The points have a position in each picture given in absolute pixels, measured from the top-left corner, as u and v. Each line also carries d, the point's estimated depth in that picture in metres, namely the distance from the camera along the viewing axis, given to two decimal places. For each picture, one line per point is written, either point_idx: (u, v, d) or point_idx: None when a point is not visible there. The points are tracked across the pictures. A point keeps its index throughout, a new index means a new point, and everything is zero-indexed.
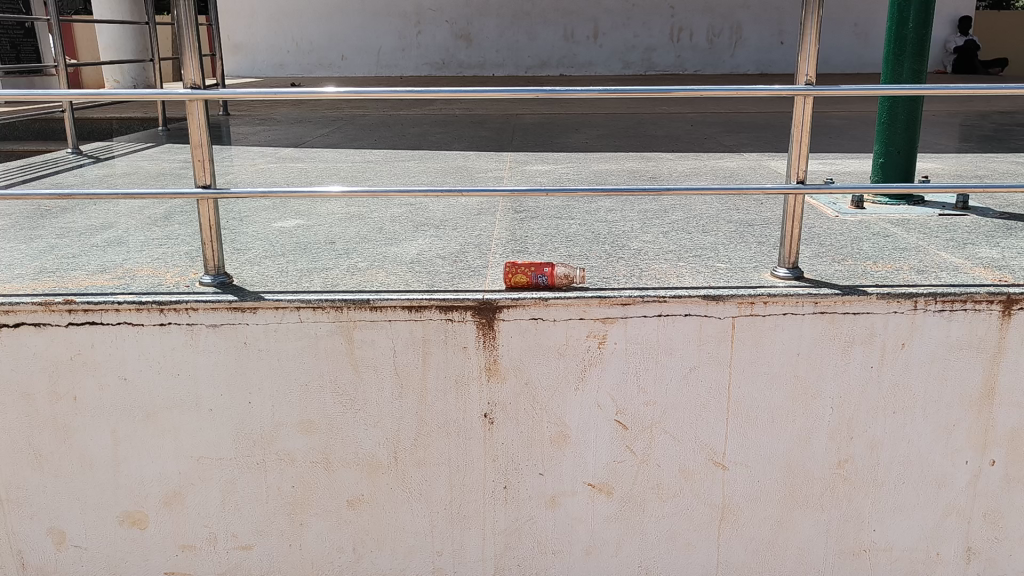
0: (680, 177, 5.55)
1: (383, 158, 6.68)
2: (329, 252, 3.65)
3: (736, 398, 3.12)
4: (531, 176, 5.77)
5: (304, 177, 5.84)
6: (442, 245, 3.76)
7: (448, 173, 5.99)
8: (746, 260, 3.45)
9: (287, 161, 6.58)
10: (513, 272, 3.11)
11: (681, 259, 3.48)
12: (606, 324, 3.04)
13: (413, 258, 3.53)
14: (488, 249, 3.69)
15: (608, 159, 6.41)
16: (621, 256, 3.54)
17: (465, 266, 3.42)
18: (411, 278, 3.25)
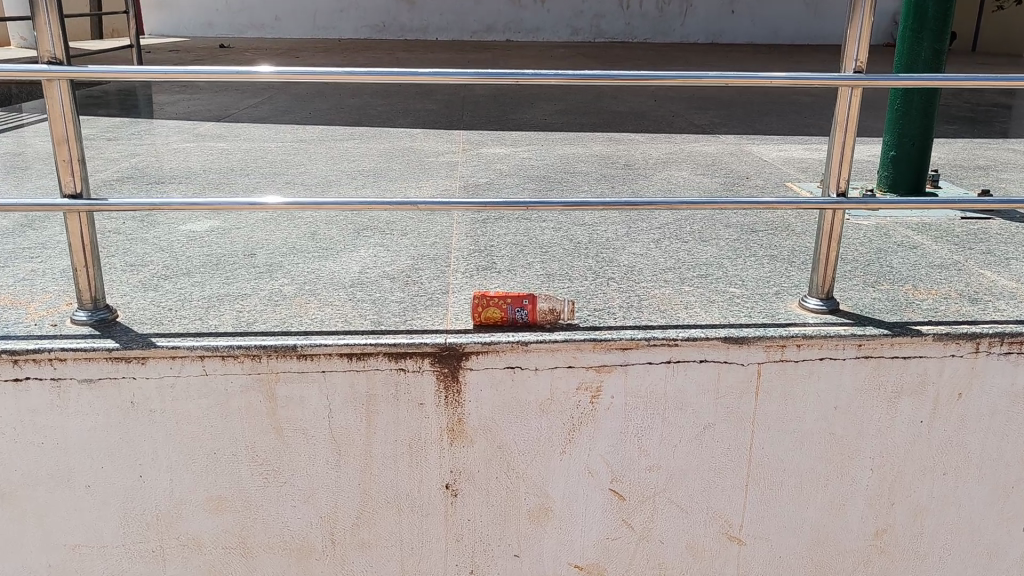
0: (660, 164, 4.91)
1: (319, 137, 5.89)
2: (247, 269, 2.92)
3: (758, 460, 2.52)
4: (490, 162, 5.05)
5: (226, 159, 5.02)
6: (389, 259, 3.06)
7: (393, 156, 5.25)
8: (763, 282, 2.85)
9: (207, 139, 5.74)
10: (484, 306, 2.45)
11: (684, 280, 2.86)
12: (601, 373, 2.41)
13: (354, 279, 2.83)
14: (447, 265, 3.01)
15: (574, 141, 5.73)
16: (611, 277, 2.89)
17: (419, 292, 2.73)
18: (351, 311, 2.56)
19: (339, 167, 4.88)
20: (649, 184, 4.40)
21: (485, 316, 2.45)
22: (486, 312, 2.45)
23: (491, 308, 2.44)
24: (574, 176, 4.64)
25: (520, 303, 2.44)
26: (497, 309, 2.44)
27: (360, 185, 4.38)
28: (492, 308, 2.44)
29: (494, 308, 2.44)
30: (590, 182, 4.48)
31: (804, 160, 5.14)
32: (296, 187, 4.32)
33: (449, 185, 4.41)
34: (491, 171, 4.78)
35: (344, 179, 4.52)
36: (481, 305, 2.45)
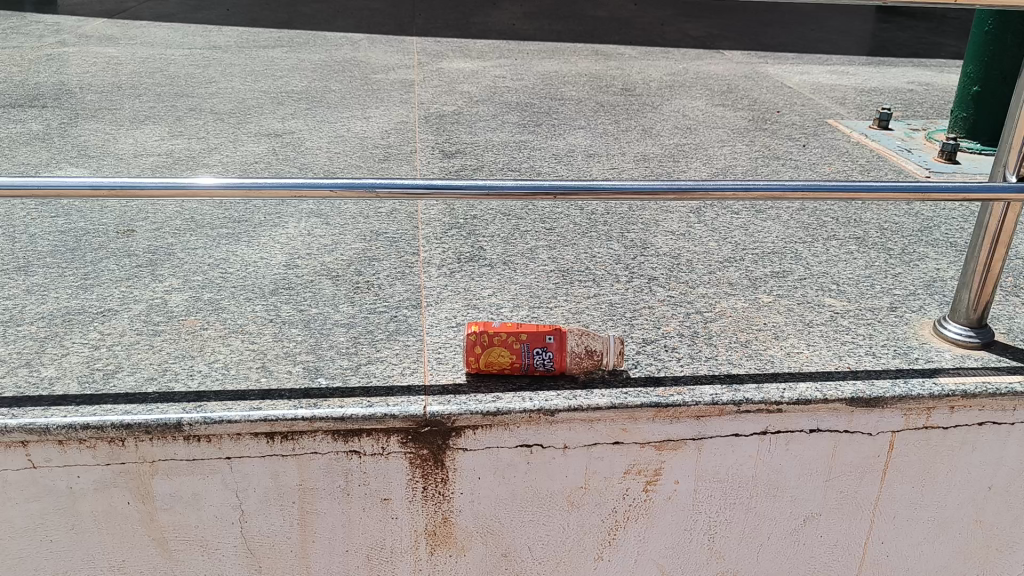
0: (664, 91, 4.00)
1: (237, 43, 4.78)
2: (117, 260, 1.97)
3: (872, 558, 1.75)
4: (454, 81, 4.06)
5: (114, 72, 3.92)
6: (330, 242, 2.14)
7: (332, 71, 4.21)
8: (865, 287, 2.04)
9: (94, 43, 4.58)
10: (486, 344, 1.57)
11: (756, 284, 2.02)
12: (662, 451, 1.57)
13: (280, 281, 1.91)
14: (415, 254, 2.10)
15: (552, 55, 4.74)
16: (652, 276, 2.03)
17: (378, 306, 1.83)
18: (273, 345, 1.64)
19: (262, 86, 3.84)
20: (659, 119, 3.50)
21: (485, 360, 1.57)
22: (488, 354, 1.57)
23: (495, 347, 1.57)
24: (563, 104, 3.69)
25: (543, 341, 1.57)
26: (505, 351, 1.57)
27: (289, 113, 3.37)
28: (497, 348, 1.57)
29: (501, 349, 1.57)
30: (585, 113, 3.56)
31: (832, 90, 4.29)
32: (203, 116, 3.29)
33: (407, 114, 3.42)
34: (456, 95, 3.80)
35: (268, 105, 3.50)
36: (477, 344, 1.57)
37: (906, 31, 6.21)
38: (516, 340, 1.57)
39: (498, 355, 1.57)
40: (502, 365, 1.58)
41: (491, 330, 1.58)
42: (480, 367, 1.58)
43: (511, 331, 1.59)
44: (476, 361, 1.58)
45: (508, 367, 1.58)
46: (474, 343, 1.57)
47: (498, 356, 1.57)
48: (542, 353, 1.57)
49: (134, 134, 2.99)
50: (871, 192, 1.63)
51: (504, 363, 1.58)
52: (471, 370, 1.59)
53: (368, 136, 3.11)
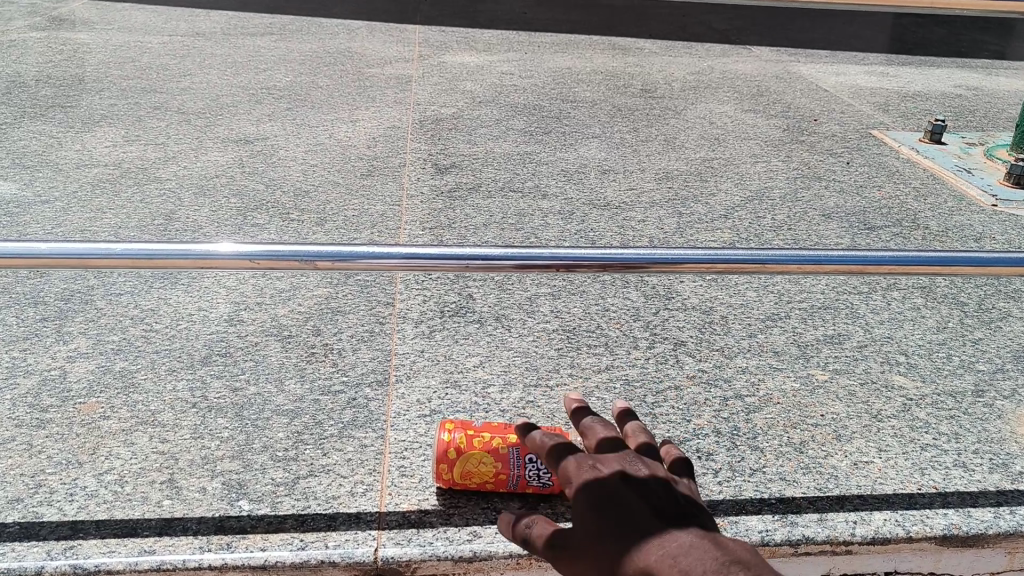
0: (689, 93, 3.59)
1: (222, 30, 4.40)
2: (19, 311, 1.60)
3: None
4: (456, 76, 3.68)
5: (80, 63, 3.55)
6: (287, 287, 1.76)
7: (323, 63, 3.83)
8: (940, 360, 1.65)
9: (65, 28, 4.21)
10: (465, 448, 1.18)
11: (807, 356, 1.63)
12: None
13: (216, 344, 1.54)
14: (389, 304, 1.72)
15: (565, 49, 4.33)
16: (677, 341, 1.65)
17: (334, 382, 1.45)
18: (189, 446, 1.27)
19: (241, 80, 3.45)
20: (683, 128, 3.11)
21: (461, 469, 1.18)
22: (466, 459, 1.17)
23: (477, 451, 1.18)
24: (576, 107, 3.30)
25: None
26: (489, 457, 1.17)
27: (265, 115, 2.99)
28: (479, 452, 1.18)
29: (484, 454, 1.18)
30: (600, 119, 3.16)
31: (874, 93, 3.87)
32: (168, 116, 2.92)
33: (399, 118, 3.03)
34: (456, 93, 3.42)
35: (244, 104, 3.12)
36: (453, 447, 1.18)
37: (947, 27, 5.77)
38: (504, 443, 1.18)
39: (480, 460, 1.17)
40: (483, 476, 1.18)
41: (471, 429, 1.19)
42: (453, 478, 1.18)
43: (496, 433, 1.20)
44: (448, 469, 1.18)
45: (491, 481, 1.18)
46: (449, 442, 1.18)
47: (480, 463, 1.17)
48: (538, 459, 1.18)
49: (83, 139, 2.61)
50: (990, 267, 1.27)
51: (486, 474, 1.18)
52: (444, 481, 1.19)
53: (351, 144, 2.72)
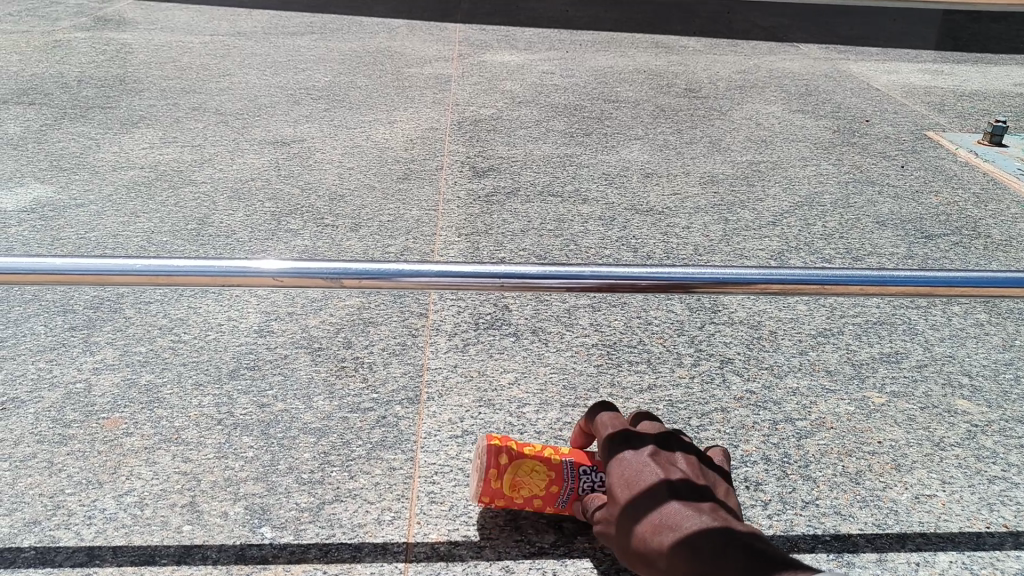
0: (735, 93, 3.49)
1: (263, 29, 4.39)
2: (48, 320, 1.57)
3: None
4: (496, 76, 3.61)
5: (122, 63, 3.56)
6: (319, 296, 1.72)
7: (363, 62, 3.79)
8: (1007, 383, 1.55)
9: (109, 28, 4.23)
10: (515, 458, 1.10)
11: (862, 377, 1.54)
12: None
13: (244, 357, 1.50)
14: (422, 315, 1.67)
15: (607, 47, 4.25)
16: (723, 359, 1.57)
17: (363, 399, 1.40)
18: (213, 466, 1.22)
19: (279, 80, 3.43)
20: (729, 129, 3.01)
21: (509, 481, 1.09)
22: (516, 470, 1.09)
23: (527, 462, 1.10)
24: (618, 108, 3.21)
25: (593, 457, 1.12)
26: (540, 469, 1.10)
27: (302, 116, 2.96)
28: (529, 463, 1.10)
29: (535, 465, 1.10)
30: (643, 119, 3.07)
31: (930, 93, 3.72)
32: (206, 117, 2.90)
33: (437, 119, 2.98)
34: (496, 93, 3.36)
35: (282, 105, 3.09)
36: (502, 456, 1.10)
37: (1007, 23, 5.55)
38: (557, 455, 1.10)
39: (533, 467, 1.10)
40: (531, 490, 1.10)
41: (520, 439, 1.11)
42: (499, 491, 1.10)
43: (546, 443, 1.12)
44: (497, 473, 1.09)
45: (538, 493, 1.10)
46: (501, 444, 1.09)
47: (529, 475, 1.09)
48: (591, 472, 1.10)
49: (121, 141, 2.60)
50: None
51: (535, 489, 1.10)
52: (486, 496, 1.11)
53: (388, 146, 2.67)
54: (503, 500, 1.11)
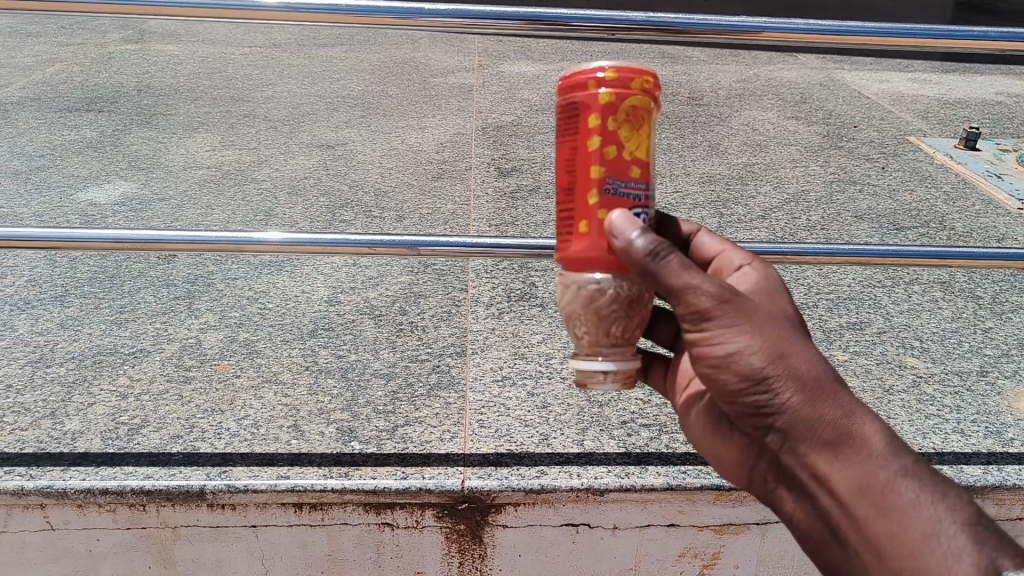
0: (734, 101, 3.80)
1: (297, 41, 4.73)
2: (155, 290, 1.90)
3: None
4: (515, 85, 3.94)
5: (173, 73, 3.90)
6: (376, 274, 2.04)
7: (393, 72, 4.12)
8: (951, 345, 1.86)
9: (155, 40, 4.58)
10: (635, 121, 0.92)
11: (830, 340, 1.86)
12: (722, 536, 1.43)
13: (320, 320, 1.82)
14: (464, 289, 1.99)
15: (616, 57, 4.57)
16: None
17: (420, 353, 1.72)
18: (307, 400, 1.55)
19: (318, 89, 3.76)
20: (728, 134, 3.33)
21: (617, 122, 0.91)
22: (628, 124, 0.91)
23: (635, 136, 0.92)
24: None
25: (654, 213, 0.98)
26: (635, 149, 0.93)
27: (342, 122, 3.29)
28: (637, 137, 0.92)
29: (638, 142, 0.93)
30: None
31: (916, 101, 4.04)
32: (256, 123, 3.23)
33: (463, 124, 3.30)
34: (516, 101, 3.68)
35: (322, 112, 3.43)
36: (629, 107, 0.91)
37: None
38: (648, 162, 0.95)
39: (644, 134, 0.93)
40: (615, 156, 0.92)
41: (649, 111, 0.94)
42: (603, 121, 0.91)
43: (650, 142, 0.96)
44: (624, 92, 0.90)
45: (607, 158, 0.92)
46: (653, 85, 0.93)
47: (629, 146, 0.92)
48: (648, 215, 0.96)
49: (185, 144, 2.94)
50: (970, 260, 1.54)
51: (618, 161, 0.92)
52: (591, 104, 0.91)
53: (421, 149, 3.00)
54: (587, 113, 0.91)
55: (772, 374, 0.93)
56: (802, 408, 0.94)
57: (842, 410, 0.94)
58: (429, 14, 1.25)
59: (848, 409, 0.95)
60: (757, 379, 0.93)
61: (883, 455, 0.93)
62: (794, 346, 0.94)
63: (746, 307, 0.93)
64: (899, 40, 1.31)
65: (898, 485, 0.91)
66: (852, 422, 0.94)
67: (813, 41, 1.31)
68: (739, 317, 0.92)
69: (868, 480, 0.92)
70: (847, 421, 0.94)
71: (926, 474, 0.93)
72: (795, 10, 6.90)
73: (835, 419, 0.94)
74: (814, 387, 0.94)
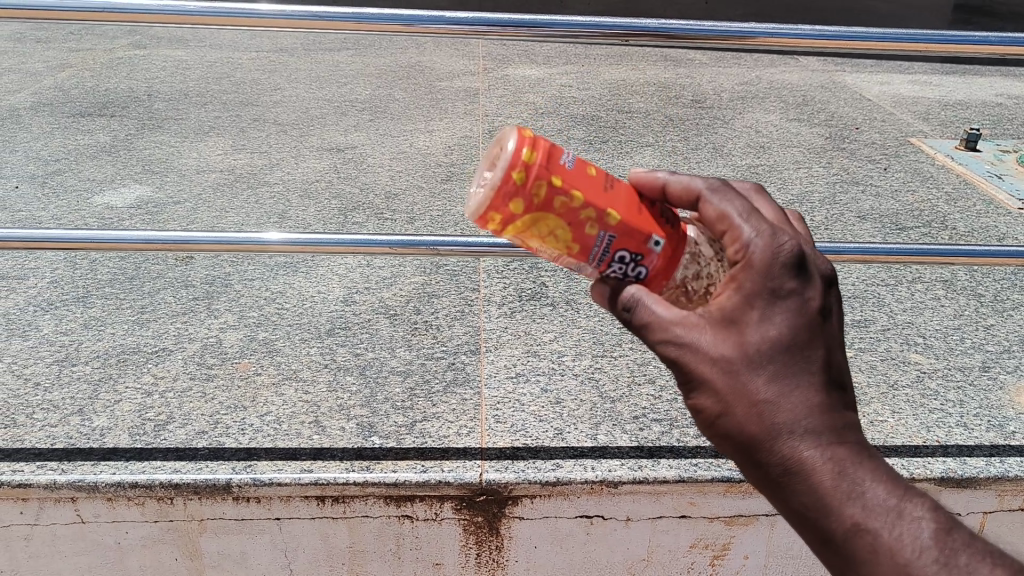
0: (737, 103, 3.85)
1: (303, 45, 4.78)
2: (174, 291, 1.95)
3: None
4: (520, 89, 3.98)
5: (182, 78, 3.94)
6: (389, 274, 2.08)
7: (399, 76, 4.17)
8: (954, 342, 1.90)
9: (163, 46, 4.63)
10: (537, 214, 0.81)
11: None
12: (732, 526, 1.46)
13: (337, 319, 1.87)
14: (476, 289, 2.03)
15: (620, 61, 4.62)
16: None
17: (435, 351, 1.76)
18: (327, 396, 1.59)
19: (326, 93, 3.81)
20: (732, 136, 3.37)
21: (528, 230, 0.82)
22: (537, 224, 0.81)
23: (553, 221, 0.81)
24: (631, 117, 3.57)
25: (644, 244, 0.84)
26: (564, 229, 0.82)
27: (351, 126, 3.33)
28: (553, 221, 0.81)
29: (559, 222, 0.81)
30: (654, 128, 3.43)
31: (917, 103, 4.08)
32: (266, 127, 3.27)
33: (470, 128, 3.35)
34: (521, 104, 3.73)
35: (331, 115, 3.47)
36: (524, 210, 0.80)
37: None
38: (590, 221, 0.82)
39: (551, 229, 0.81)
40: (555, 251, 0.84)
41: (550, 175, 0.80)
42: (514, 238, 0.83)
43: (581, 191, 0.81)
44: (497, 224, 0.81)
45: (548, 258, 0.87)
46: (524, 172, 0.79)
47: (555, 235, 0.82)
48: (629, 264, 0.85)
49: (198, 148, 2.98)
50: (972, 257, 1.60)
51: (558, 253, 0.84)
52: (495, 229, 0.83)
53: (430, 152, 3.04)
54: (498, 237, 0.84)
55: (731, 424, 0.77)
56: (776, 467, 0.76)
57: (834, 464, 0.74)
58: (426, 21, 1.31)
59: (843, 454, 0.75)
60: (713, 427, 0.79)
61: (885, 524, 0.73)
62: (764, 385, 0.75)
63: (703, 343, 0.77)
64: (897, 45, 1.37)
65: (891, 558, 0.72)
66: (848, 477, 0.75)
67: (819, 45, 1.37)
68: (688, 360, 0.77)
69: (844, 552, 0.74)
70: (842, 479, 0.75)
71: (942, 533, 0.73)
72: (795, 12, 6.95)
73: (830, 483, 0.74)
74: (797, 441, 0.75)
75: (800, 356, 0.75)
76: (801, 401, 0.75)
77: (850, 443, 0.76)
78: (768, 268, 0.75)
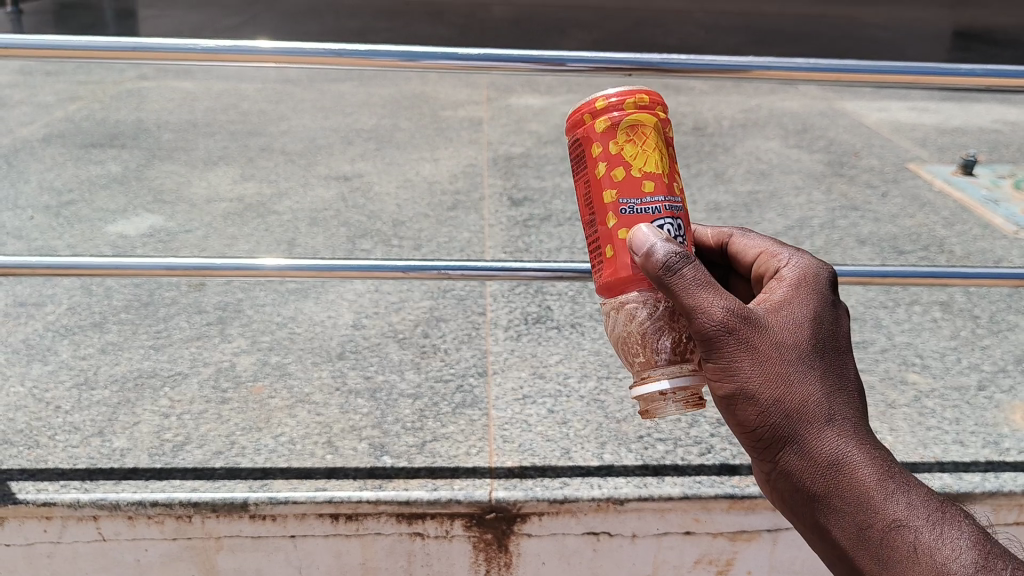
0: (736, 130, 3.92)
1: (309, 76, 4.86)
2: (189, 317, 2.00)
3: None
4: (523, 118, 4.06)
5: (190, 109, 4.02)
6: (397, 299, 2.13)
7: (404, 106, 4.25)
8: (951, 362, 1.94)
9: (171, 77, 4.71)
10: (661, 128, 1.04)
11: None
12: (736, 542, 1.50)
13: (347, 343, 1.91)
14: (483, 313, 2.08)
15: (620, 90, 4.70)
16: None
17: (444, 373, 1.80)
18: (339, 418, 1.63)
19: (332, 123, 3.88)
20: (731, 163, 3.44)
21: (645, 128, 1.03)
22: (654, 130, 1.03)
23: (661, 141, 1.04)
24: None
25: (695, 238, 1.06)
26: (664, 155, 1.04)
27: (358, 155, 3.40)
28: (662, 143, 1.04)
29: (664, 147, 1.04)
30: None
31: (913, 129, 4.15)
32: (274, 156, 3.34)
33: (474, 156, 3.41)
34: (524, 133, 3.80)
35: (337, 145, 3.54)
36: (657, 114, 1.04)
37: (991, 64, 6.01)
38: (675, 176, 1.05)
39: (659, 147, 1.04)
40: (650, 159, 1.02)
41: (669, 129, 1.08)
42: (629, 127, 1.02)
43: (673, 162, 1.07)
44: (639, 99, 1.03)
45: (619, 181, 1.02)
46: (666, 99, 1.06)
47: (658, 150, 1.03)
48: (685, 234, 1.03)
49: (208, 178, 3.04)
50: (967, 279, 1.64)
51: (650, 163, 1.02)
52: (618, 112, 1.03)
53: (435, 180, 3.10)
54: (617, 120, 1.02)
55: (787, 404, 0.95)
56: (827, 446, 0.93)
57: (878, 463, 0.93)
58: (430, 56, 1.40)
59: (883, 458, 0.94)
60: (766, 414, 0.95)
61: (925, 522, 0.89)
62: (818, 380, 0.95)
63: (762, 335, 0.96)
64: (887, 77, 1.45)
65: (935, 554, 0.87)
66: (891, 477, 0.92)
67: (817, 75, 1.44)
68: (754, 339, 0.95)
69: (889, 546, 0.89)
70: (887, 479, 0.92)
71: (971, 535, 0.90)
72: (793, 40, 7.06)
73: (874, 468, 0.92)
74: (845, 438, 0.94)
75: (844, 364, 0.98)
76: (844, 397, 0.96)
77: (885, 451, 0.95)
78: (817, 291, 1.02)
